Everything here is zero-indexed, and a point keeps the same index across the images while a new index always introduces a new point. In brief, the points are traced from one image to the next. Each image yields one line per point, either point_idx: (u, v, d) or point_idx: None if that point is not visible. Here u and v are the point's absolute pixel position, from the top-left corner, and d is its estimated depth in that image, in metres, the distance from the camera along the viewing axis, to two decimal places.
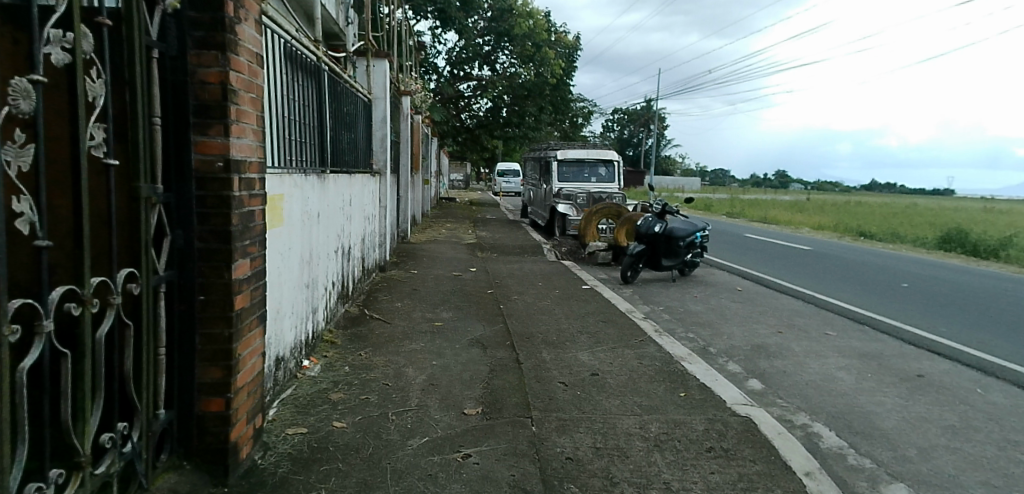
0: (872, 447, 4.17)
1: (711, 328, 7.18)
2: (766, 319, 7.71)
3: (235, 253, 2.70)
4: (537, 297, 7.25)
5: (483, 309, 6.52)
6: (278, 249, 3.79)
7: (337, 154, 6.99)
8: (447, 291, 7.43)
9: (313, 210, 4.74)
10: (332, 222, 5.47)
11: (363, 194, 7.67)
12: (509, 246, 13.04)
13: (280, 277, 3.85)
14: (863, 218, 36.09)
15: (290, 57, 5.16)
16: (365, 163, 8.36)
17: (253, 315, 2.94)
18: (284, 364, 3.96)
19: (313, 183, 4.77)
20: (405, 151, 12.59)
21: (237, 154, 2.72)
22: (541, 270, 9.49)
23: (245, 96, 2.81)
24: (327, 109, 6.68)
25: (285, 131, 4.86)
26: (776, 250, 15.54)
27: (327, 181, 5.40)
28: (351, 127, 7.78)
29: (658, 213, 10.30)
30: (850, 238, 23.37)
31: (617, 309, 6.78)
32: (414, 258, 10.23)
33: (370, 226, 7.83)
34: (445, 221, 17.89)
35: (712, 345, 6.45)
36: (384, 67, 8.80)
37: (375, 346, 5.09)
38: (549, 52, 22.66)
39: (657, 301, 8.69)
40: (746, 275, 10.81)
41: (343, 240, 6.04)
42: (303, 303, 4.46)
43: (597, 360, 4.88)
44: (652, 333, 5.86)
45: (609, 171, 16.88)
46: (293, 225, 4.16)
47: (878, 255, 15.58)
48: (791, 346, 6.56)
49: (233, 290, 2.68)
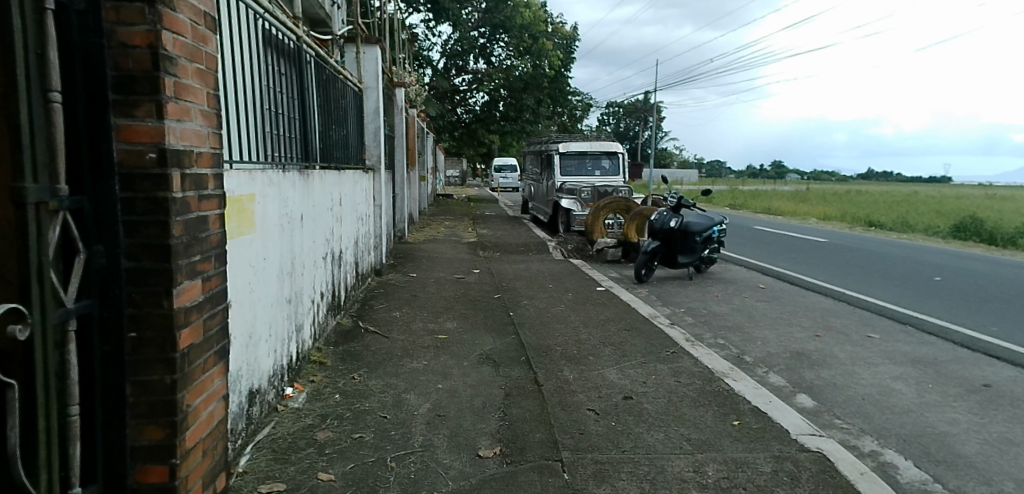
0: (960, 479, 3.53)
1: (742, 333, 6.54)
2: (799, 321, 7.07)
3: (177, 274, 2.02)
4: (549, 302, 6.58)
5: (491, 318, 5.87)
6: (247, 261, 3.12)
7: (325, 149, 6.30)
8: (450, 296, 6.78)
9: (294, 212, 4.05)
10: (319, 226, 4.80)
11: (355, 192, 6.99)
12: (513, 244, 12.37)
13: (250, 294, 3.18)
14: (869, 207, 35.48)
15: (265, 37, 4.45)
16: (356, 159, 7.68)
17: (208, 352, 2.27)
18: (259, 398, 3.30)
19: (294, 181, 4.09)
20: (400, 147, 11.91)
21: (178, 143, 2.04)
22: (549, 271, 8.83)
23: (187, 68, 2.12)
24: (312, 99, 5.98)
25: (259, 122, 4.17)
26: (791, 243, 14.89)
27: (312, 177, 4.69)
28: (340, 121, 7.08)
29: (672, 207, 9.61)
30: (860, 228, 22.72)
31: (638, 315, 6.12)
32: (413, 260, 9.56)
33: (364, 227, 7.13)
34: (443, 219, 17.23)
35: (747, 354, 5.81)
36: (376, 55, 8.08)
37: (371, 366, 4.43)
38: (546, 43, 21.95)
39: (677, 302, 8.04)
40: (767, 271, 10.16)
41: (332, 246, 5.36)
42: (283, 322, 3.79)
43: (628, 380, 4.22)
44: (684, 342, 5.20)
45: (614, 164, 16.19)
46: (268, 231, 3.48)
47: (898, 246, 14.95)
48: (834, 353, 5.90)
49: (176, 323, 2.01)
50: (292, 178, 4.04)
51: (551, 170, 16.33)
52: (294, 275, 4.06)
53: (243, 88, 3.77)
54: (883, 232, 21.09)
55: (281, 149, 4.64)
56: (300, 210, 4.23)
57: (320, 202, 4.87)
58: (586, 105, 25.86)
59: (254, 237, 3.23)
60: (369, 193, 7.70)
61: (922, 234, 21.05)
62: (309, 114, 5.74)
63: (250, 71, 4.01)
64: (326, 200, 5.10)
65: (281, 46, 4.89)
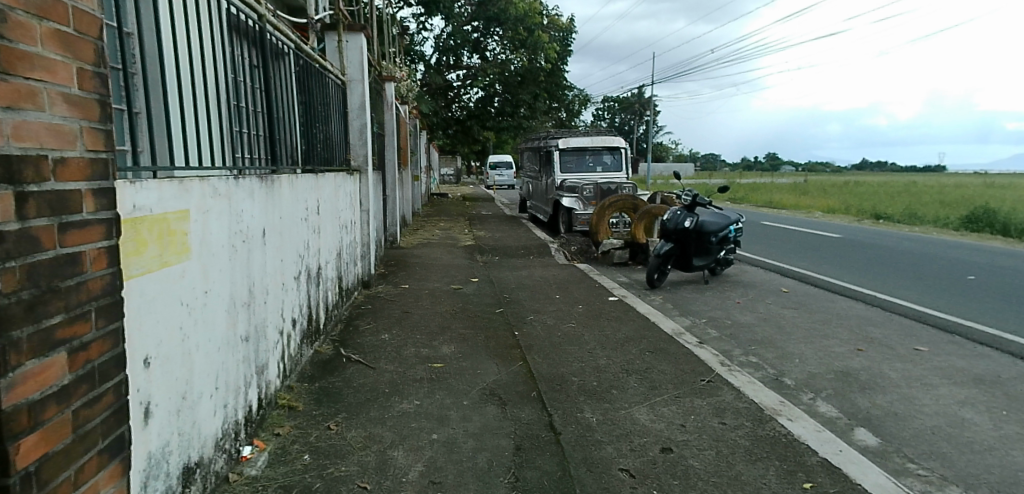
0: None
1: (775, 349, 5.81)
2: (836, 333, 6.36)
3: (9, 355, 1.27)
4: (559, 318, 5.84)
5: (494, 340, 5.14)
6: (178, 299, 2.36)
7: (299, 150, 5.52)
8: (446, 313, 6.05)
9: (253, 227, 3.29)
10: (290, 239, 4.04)
11: (337, 197, 6.21)
12: (513, 246, 11.63)
13: (185, 340, 2.42)
14: (870, 199, 34.90)
15: (213, 14, 3.64)
16: (340, 160, 6.91)
17: (84, 455, 1.53)
18: (202, 472, 2.57)
19: (255, 188, 3.33)
20: (390, 146, 11.13)
21: (9, 144, 1.30)
22: (555, 278, 8.09)
23: (36, 27, 1.39)
24: (283, 93, 5.22)
25: (207, 118, 3.43)
26: (803, 239, 14.21)
27: (282, 184, 3.92)
28: (320, 117, 6.30)
29: (686, 205, 8.85)
30: (867, 222, 22.06)
31: (662, 332, 5.38)
32: (406, 268, 8.82)
33: (348, 236, 6.36)
34: (438, 220, 16.46)
35: (786, 376, 5.10)
36: (361, 42, 7.18)
37: (352, 410, 3.69)
38: (543, 35, 21.16)
39: (695, 311, 7.32)
40: (787, 272, 9.45)
41: (310, 262, 4.62)
42: (238, 366, 3.04)
43: (663, 423, 3.48)
44: (720, 367, 4.47)
45: (615, 159, 15.46)
46: (213, 257, 2.72)
47: (915, 241, 14.30)
48: (884, 373, 5.19)
49: (7, 434, 1.26)
50: (252, 186, 3.28)
51: (550, 167, 15.58)
52: (254, 304, 3.31)
53: (176, 74, 3.02)
54: (891, 226, 20.45)
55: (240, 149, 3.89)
56: (263, 224, 3.47)
57: (292, 211, 4.12)
58: (583, 100, 25.08)
59: (190, 265, 2.46)
60: (355, 197, 6.94)
61: (932, 227, 20.39)
62: (278, 109, 4.97)
63: (193, 52, 3.25)
64: (300, 208, 4.37)
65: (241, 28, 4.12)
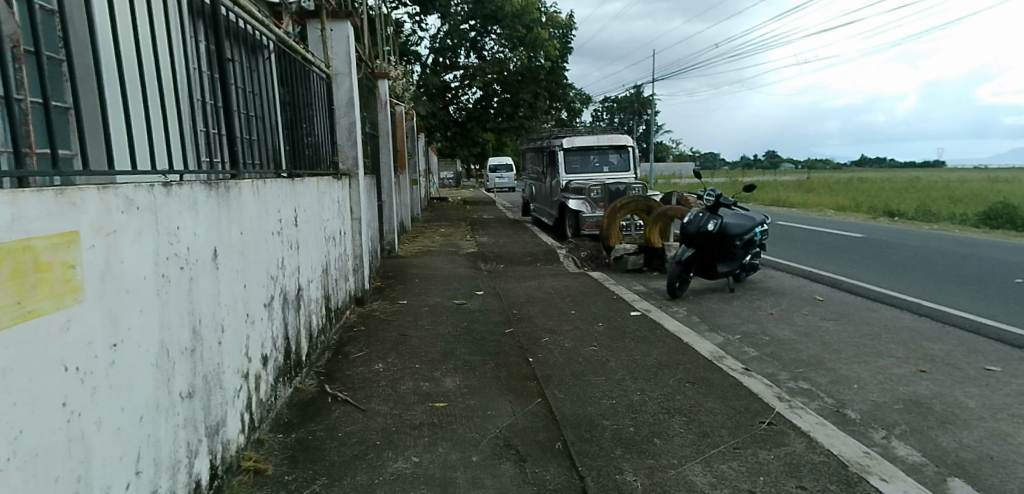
0: None
1: (825, 372, 5.07)
2: (890, 349, 5.62)
3: None
4: (578, 340, 5.11)
5: (505, 369, 4.41)
6: (59, 362, 1.63)
7: (276, 153, 4.85)
8: (448, 335, 5.32)
9: (199, 248, 2.55)
10: (258, 258, 3.33)
11: (328, 204, 5.44)
12: (518, 253, 10.89)
13: (76, 418, 1.68)
14: (879, 195, 34.10)
15: None
16: (326, 162, 6.16)
17: None
18: None
19: (201, 197, 2.60)
20: (385, 147, 10.41)
21: None
22: (567, 289, 7.34)
23: None
24: (253, 89, 4.56)
25: (160, 112, 2.78)
26: (824, 239, 13.45)
27: (245, 192, 3.18)
28: (300, 116, 5.61)
29: (708, 206, 8.09)
30: (882, 219, 21.27)
31: (699, 356, 4.64)
32: (404, 280, 8.09)
33: (337, 248, 5.62)
34: (438, 225, 15.73)
35: (848, 407, 4.36)
36: (347, 32, 6.47)
37: (334, 473, 2.95)
38: (542, 32, 20.42)
39: (725, 325, 6.59)
40: (819, 279, 8.76)
41: (288, 285, 3.91)
42: (177, 433, 2.32)
43: (727, 490, 2.74)
44: (779, 404, 3.73)
45: (623, 158, 14.72)
46: (130, 294, 1.99)
47: (942, 239, 13.54)
48: (960, 401, 4.44)
49: None
50: (197, 194, 2.56)
51: (555, 168, 14.84)
52: (203, 347, 2.58)
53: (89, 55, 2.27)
54: (907, 224, 19.70)
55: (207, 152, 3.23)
56: (217, 242, 2.75)
57: (260, 224, 3.40)
58: (585, 99, 24.35)
59: (83, 310, 1.73)
60: (345, 204, 6.18)
61: (950, 223, 19.59)
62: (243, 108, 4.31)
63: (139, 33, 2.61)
64: (272, 218, 3.66)
65: (212, 11, 3.50)
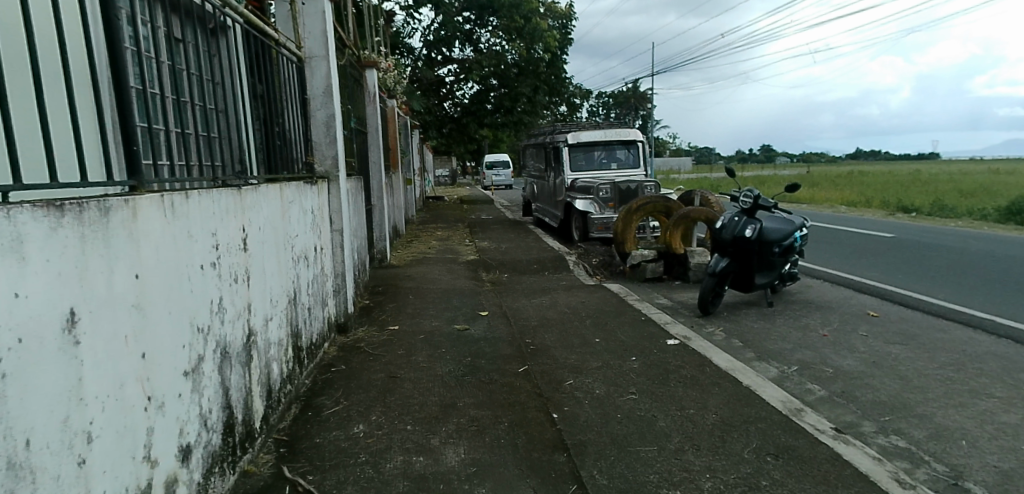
0: None
1: (919, 423, 4.09)
2: (985, 388, 4.64)
3: None
4: (611, 383, 4.12)
5: (525, 432, 3.41)
6: None
7: (232, 151, 3.83)
8: (449, 377, 4.30)
9: (27, 319, 1.48)
10: (172, 307, 2.27)
11: (299, 216, 4.39)
12: (524, 260, 9.88)
13: None
14: (888, 190, 33.17)
15: None
16: (297, 163, 5.11)
17: None
18: None
19: (35, 233, 1.53)
20: (375, 144, 9.39)
21: None
22: (585, 308, 6.31)
23: None
24: (203, 73, 3.54)
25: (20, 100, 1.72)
26: (853, 241, 12.45)
27: (147, 213, 2.12)
28: (265, 109, 4.57)
29: (746, 209, 7.03)
30: (900, 216, 20.29)
31: (769, 409, 3.64)
32: (396, 296, 7.10)
33: (310, 269, 4.57)
34: (435, 227, 14.71)
35: (970, 479, 3.37)
36: (324, 6, 5.37)
37: None
38: (541, 22, 19.32)
39: (776, 352, 5.60)
40: (865, 289, 7.83)
41: (230, 335, 2.86)
42: None
43: None
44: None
45: (631, 155, 13.69)
46: None
47: (979, 239, 12.56)
48: None
49: None
50: (22, 227, 1.49)
51: (559, 165, 13.82)
52: (40, 484, 1.51)
53: None
54: (925, 219, 18.81)
55: (134, 162, 2.25)
56: (77, 300, 1.68)
57: (176, 256, 2.34)
58: (585, 92, 23.30)
59: None
60: (321, 213, 5.13)
61: (973, 220, 18.62)
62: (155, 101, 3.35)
63: None
64: (202, 245, 2.59)
65: None
